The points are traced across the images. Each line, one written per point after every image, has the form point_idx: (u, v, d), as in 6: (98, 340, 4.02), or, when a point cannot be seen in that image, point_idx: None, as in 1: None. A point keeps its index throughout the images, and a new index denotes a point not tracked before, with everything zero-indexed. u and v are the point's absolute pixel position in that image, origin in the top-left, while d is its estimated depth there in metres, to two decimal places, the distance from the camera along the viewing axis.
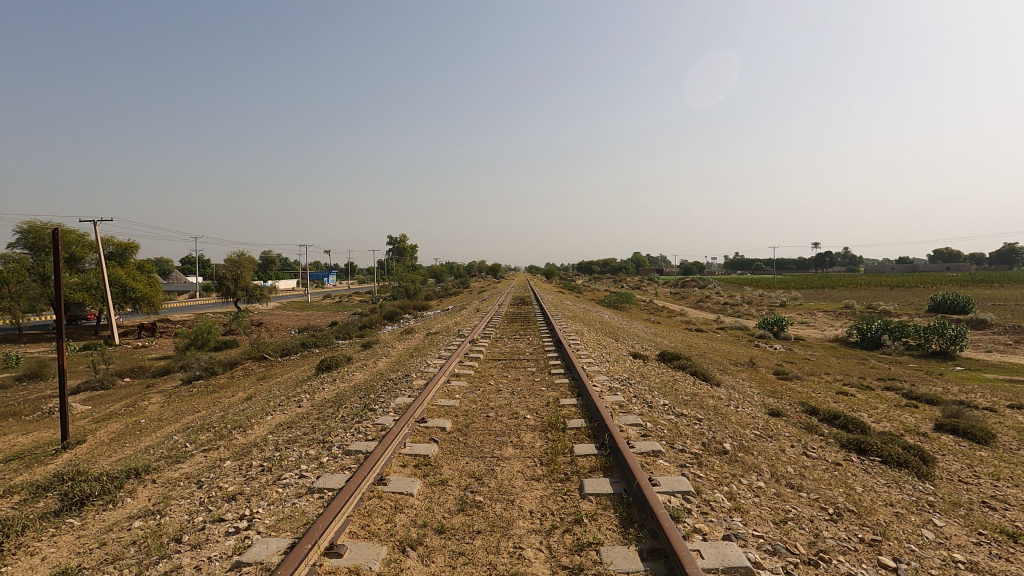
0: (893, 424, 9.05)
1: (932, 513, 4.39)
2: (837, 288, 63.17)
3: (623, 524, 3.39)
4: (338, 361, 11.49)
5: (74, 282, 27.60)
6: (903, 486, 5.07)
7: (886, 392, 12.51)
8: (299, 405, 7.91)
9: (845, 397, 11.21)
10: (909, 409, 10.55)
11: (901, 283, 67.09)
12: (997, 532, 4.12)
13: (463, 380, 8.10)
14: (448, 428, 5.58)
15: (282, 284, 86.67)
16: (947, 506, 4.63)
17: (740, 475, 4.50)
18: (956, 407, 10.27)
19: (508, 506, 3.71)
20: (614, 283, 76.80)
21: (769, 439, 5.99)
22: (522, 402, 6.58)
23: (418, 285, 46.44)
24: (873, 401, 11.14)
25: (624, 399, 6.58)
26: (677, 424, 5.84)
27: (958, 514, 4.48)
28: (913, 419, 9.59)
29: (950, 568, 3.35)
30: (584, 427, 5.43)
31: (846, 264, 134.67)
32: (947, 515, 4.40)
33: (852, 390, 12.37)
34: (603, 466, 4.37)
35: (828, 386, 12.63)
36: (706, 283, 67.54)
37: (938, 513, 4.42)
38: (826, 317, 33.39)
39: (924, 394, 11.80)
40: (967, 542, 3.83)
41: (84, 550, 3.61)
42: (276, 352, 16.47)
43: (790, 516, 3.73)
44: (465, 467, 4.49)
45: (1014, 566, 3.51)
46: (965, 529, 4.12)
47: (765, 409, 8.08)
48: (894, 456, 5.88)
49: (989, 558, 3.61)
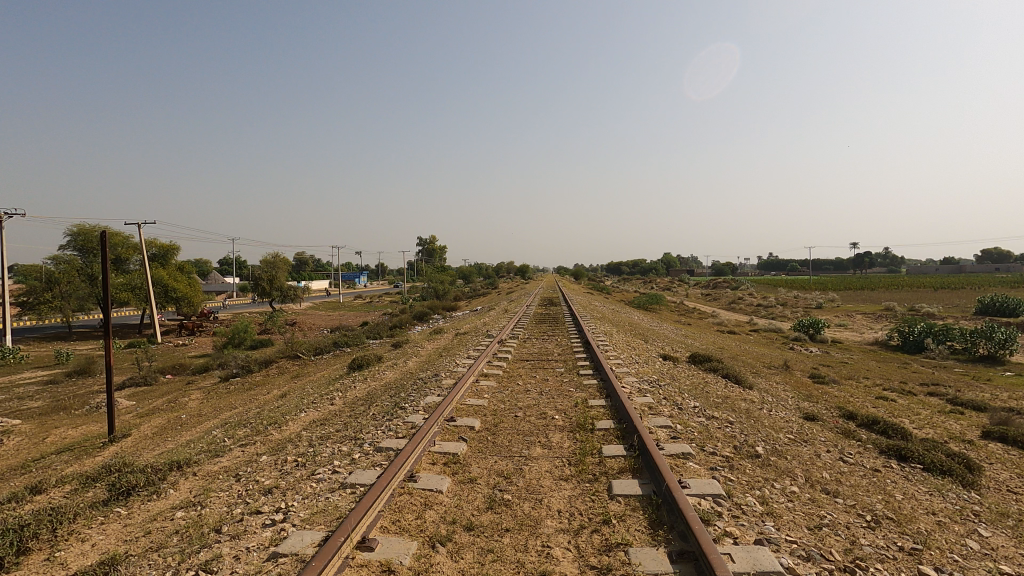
0: (936, 431, 8.73)
1: (978, 523, 4.22)
2: (878, 289, 62.13)
3: (652, 526, 3.36)
4: (369, 360, 11.68)
5: (120, 281, 28.87)
6: (946, 495, 4.89)
7: (930, 397, 12.05)
8: (332, 403, 8.08)
9: (885, 402, 10.83)
10: (955, 415, 10.15)
11: (944, 284, 64.97)
12: None
13: (492, 380, 8.14)
14: (477, 428, 5.62)
15: (315, 284, 88.64)
16: (994, 517, 4.45)
17: (774, 479, 4.41)
18: (1005, 414, 9.84)
19: (537, 506, 3.72)
20: (645, 283, 76.17)
21: (804, 443, 5.84)
22: (550, 403, 6.58)
23: (447, 286, 46.87)
24: (916, 406, 10.76)
25: (653, 401, 6.51)
26: (709, 427, 5.75)
27: (1006, 525, 4.29)
28: (958, 426, 9.22)
29: None
30: (612, 428, 5.41)
31: (886, 266, 130.27)
32: (993, 526, 4.23)
33: (893, 395, 11.94)
34: (632, 467, 4.34)
35: (866, 390, 12.23)
36: (739, 284, 66.35)
37: (984, 523, 4.25)
38: (865, 319, 32.34)
39: (970, 400, 11.32)
40: (1015, 554, 3.68)
41: (131, 538, 3.77)
42: (309, 352, 16.82)
43: (825, 522, 3.64)
44: (494, 466, 4.51)
45: None
46: (1012, 540, 3.97)
47: (800, 414, 7.90)
48: (938, 463, 5.65)
49: None
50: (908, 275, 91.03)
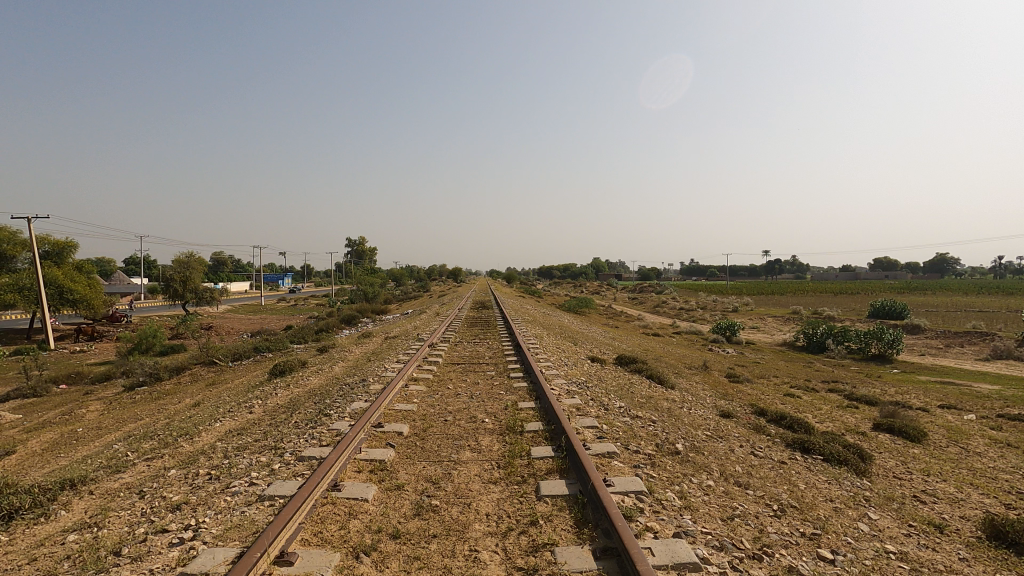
0: (835, 424, 9.52)
1: (868, 507, 4.64)
2: (787, 293, 67.20)
3: (578, 524, 3.44)
4: (292, 365, 11.17)
5: (4, 281, 25.97)
6: (841, 482, 5.33)
7: (830, 393, 13.13)
8: (251, 411, 7.65)
9: (791, 399, 11.67)
10: (851, 410, 11.12)
11: (842, 290, 71.14)
12: (925, 525, 4.41)
13: (422, 384, 8.02)
14: (405, 433, 5.51)
15: (234, 286, 83.82)
16: (881, 501, 4.91)
17: (691, 474, 4.63)
18: (893, 408, 10.90)
19: (465, 510, 3.71)
20: (576, 287, 77.87)
21: (719, 439, 6.18)
22: (480, 406, 6.57)
23: (377, 288, 45.77)
24: (818, 402, 11.69)
25: (581, 402, 6.66)
26: (633, 426, 5.95)
27: (891, 508, 4.76)
28: (853, 419, 10.10)
29: (882, 559, 3.55)
30: (541, 430, 5.48)
31: (794, 272, 140.71)
32: (881, 509, 4.67)
33: (798, 392, 12.89)
34: (559, 468, 4.42)
35: (776, 388, 13.13)
36: (663, 289, 69.46)
37: (873, 507, 4.68)
38: (775, 322, 34.73)
39: (864, 395, 12.44)
40: (898, 534, 4.08)
41: (12, 566, 3.39)
42: (226, 358, 15.88)
43: (737, 513, 3.87)
44: (422, 471, 4.44)
45: (937, 556, 3.79)
46: (896, 522, 4.39)
47: (717, 411, 8.37)
48: (835, 454, 6.17)
49: (917, 548, 3.85)
50: (812, 282, 98.84)
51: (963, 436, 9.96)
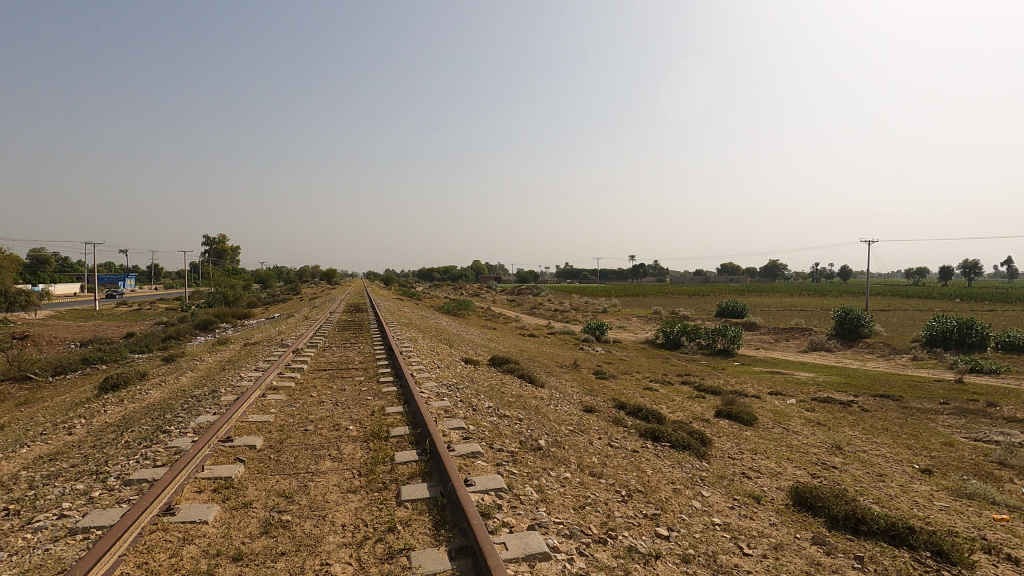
0: (684, 413, 10.55)
1: (702, 486, 5.20)
2: (649, 295, 73.26)
3: (436, 526, 3.44)
4: (129, 378, 9.87)
5: None
6: (683, 465, 5.92)
7: (682, 386, 14.53)
8: (70, 432, 6.62)
9: (649, 392, 12.72)
10: (698, 399, 12.40)
11: (695, 292, 79.12)
12: (746, 499, 5.04)
13: (282, 393, 7.51)
14: (258, 446, 5.12)
15: (59, 288, 72.15)
16: (714, 479, 5.54)
17: (550, 468, 4.85)
18: (731, 396, 12.33)
19: (318, 523, 3.53)
20: (456, 290, 78.02)
21: (580, 433, 6.55)
22: (345, 413, 6.32)
23: (240, 291, 42.14)
24: (671, 394, 12.86)
25: (449, 404, 6.67)
26: (499, 425, 6.09)
27: (721, 485, 5.38)
28: (699, 408, 11.27)
29: (709, 531, 4.01)
30: (406, 434, 5.40)
31: (656, 275, 153.56)
32: (713, 487, 5.26)
33: (656, 385, 14.09)
34: (422, 471, 4.39)
35: (636, 383, 14.22)
36: (540, 291, 72.15)
37: (707, 485, 5.26)
38: (639, 322, 37.64)
39: (709, 386, 13.94)
40: (724, 508, 4.63)
41: None
42: (43, 372, 13.59)
43: (588, 501, 4.12)
44: (274, 486, 4.16)
45: (752, 524, 4.36)
46: (724, 497, 4.98)
47: (581, 406, 8.86)
48: (680, 440, 6.82)
49: (738, 520, 4.40)
50: (672, 285, 108.80)
51: (785, 418, 11.56)
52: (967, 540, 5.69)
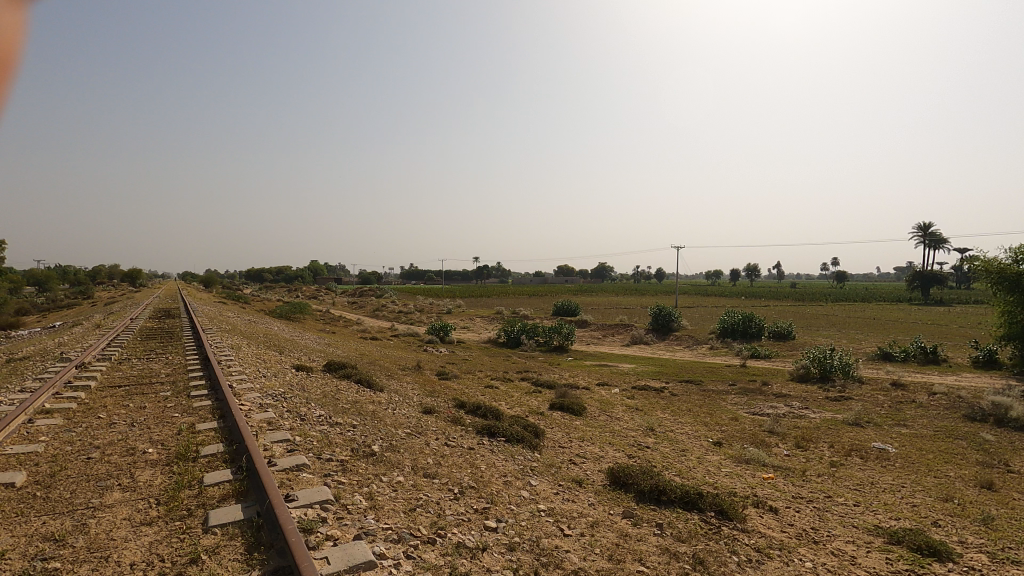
0: (522, 408, 11.08)
1: (532, 481, 5.48)
2: (492, 296, 75.66)
3: (250, 550, 3.15)
4: None
5: None
6: (515, 458, 6.24)
7: (521, 382, 15.24)
8: None
9: (490, 390, 13.12)
10: (535, 394, 13.12)
11: (535, 292, 83.54)
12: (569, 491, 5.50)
13: (57, 416, 6.26)
14: (19, 484, 4.20)
15: None
16: (544, 474, 5.94)
17: (383, 473, 4.74)
18: (564, 389, 13.29)
19: (100, 566, 3.01)
20: (291, 292, 72.49)
21: (416, 436, 6.46)
22: (142, 435, 5.48)
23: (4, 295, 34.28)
24: (510, 390, 13.42)
25: (274, 416, 6.14)
26: (329, 434, 5.78)
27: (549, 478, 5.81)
28: (535, 402, 11.94)
29: (533, 518, 4.27)
30: (220, 452, 4.86)
31: (498, 276, 158.97)
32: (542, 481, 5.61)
33: (497, 383, 14.58)
34: (237, 491, 3.98)
35: (478, 381, 14.56)
36: (384, 292, 70.19)
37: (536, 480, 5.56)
38: (482, 322, 38.58)
39: (545, 381, 14.84)
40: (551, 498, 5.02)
41: None
42: None
43: (420, 502, 4.11)
44: (40, 529, 3.45)
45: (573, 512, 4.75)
46: (550, 488, 5.36)
47: (421, 408, 8.82)
48: (514, 434, 7.15)
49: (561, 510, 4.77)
50: (514, 287, 113.33)
51: (609, 406, 12.77)
52: (743, 498, 6.85)
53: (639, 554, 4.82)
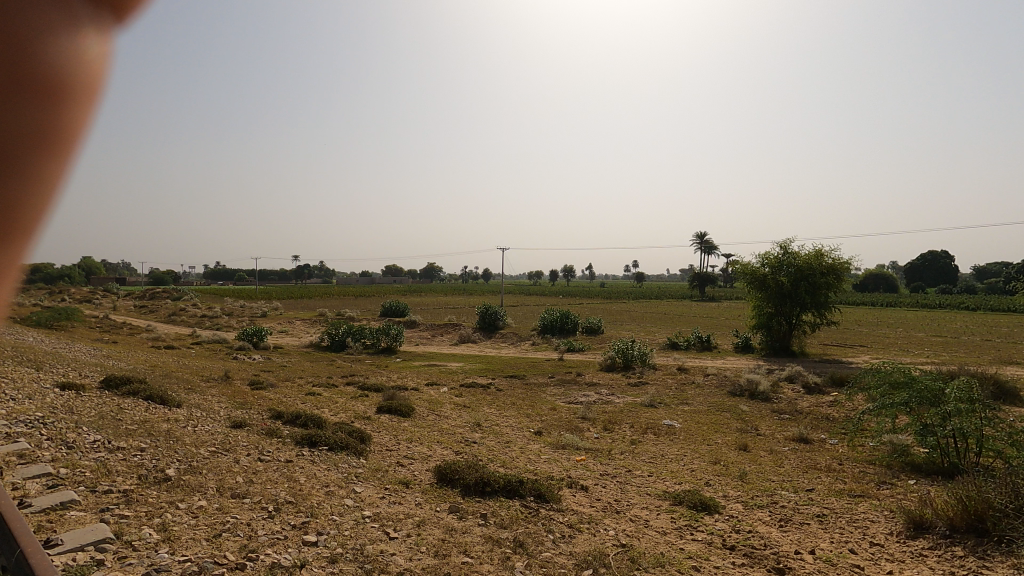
0: (347, 414, 10.64)
1: (357, 507, 5.73)
2: (315, 296, 71.04)
3: None
4: None
5: None
6: (339, 466, 6.86)
7: (347, 387, 14.59)
8: None
9: (311, 397, 12.33)
10: (361, 398, 12.71)
11: (362, 292, 80.47)
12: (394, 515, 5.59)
13: None
14: None
15: None
16: (370, 498, 6.03)
17: None
18: (392, 392, 13.10)
19: None
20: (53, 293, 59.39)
21: (223, 454, 6.51)
22: None
23: None
24: (335, 396, 12.78)
25: (29, 445, 5.23)
26: (108, 461, 5.38)
27: (374, 501, 5.95)
28: (362, 407, 11.57)
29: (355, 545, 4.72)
30: None
31: (321, 275, 149.70)
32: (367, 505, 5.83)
33: (320, 389, 13.75)
34: None
35: (298, 388, 13.58)
36: (182, 292, 61.41)
37: (361, 505, 5.80)
38: (303, 325, 35.94)
39: (372, 384, 14.44)
40: (375, 530, 5.21)
41: None
42: None
43: (226, 527, 4.60)
44: None
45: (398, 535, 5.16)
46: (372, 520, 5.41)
47: (228, 423, 7.98)
48: (338, 442, 7.51)
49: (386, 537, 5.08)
50: (338, 287, 107.57)
51: (438, 405, 12.91)
52: (559, 480, 7.47)
53: (463, 546, 5.13)
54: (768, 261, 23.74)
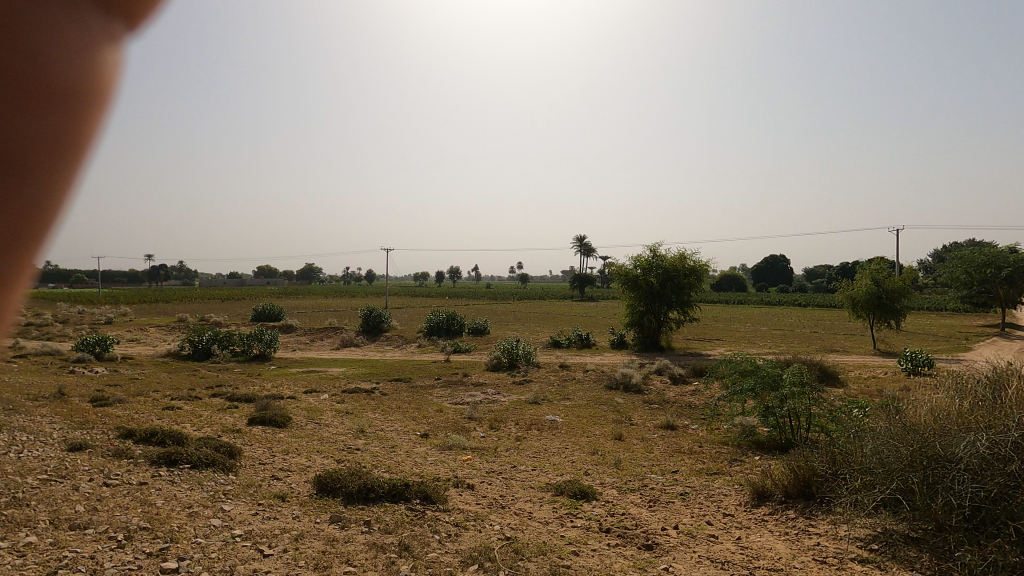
0: (212, 428, 9.75)
1: (225, 524, 5.34)
2: (173, 300, 63.92)
3: None
4: None
5: None
6: (204, 485, 6.26)
7: (212, 399, 13.33)
8: None
9: (169, 412, 11.10)
10: (229, 410, 11.70)
11: (229, 295, 73.90)
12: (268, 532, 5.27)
13: None
14: None
15: None
16: (240, 515, 5.61)
17: None
18: (265, 402, 12.22)
19: None
20: None
21: (60, 481, 5.78)
22: None
23: None
24: (198, 409, 11.63)
25: None
26: None
27: (245, 518, 5.55)
28: (230, 419, 10.66)
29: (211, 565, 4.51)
30: None
31: (181, 277, 135.22)
32: (235, 522, 5.43)
33: (179, 403, 12.43)
34: None
35: (153, 403, 12.15)
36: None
37: (228, 522, 5.40)
38: (158, 332, 32.17)
39: (242, 395, 13.34)
40: (244, 549, 4.87)
41: None
42: None
43: (64, 563, 4.22)
44: None
45: (271, 551, 4.88)
46: (240, 539, 5.06)
47: (63, 446, 6.95)
48: (202, 458, 6.87)
49: (258, 555, 4.78)
50: (201, 290, 97.82)
51: (317, 413, 12.26)
52: (445, 481, 7.48)
53: (345, 555, 4.97)
54: (639, 263, 25.59)
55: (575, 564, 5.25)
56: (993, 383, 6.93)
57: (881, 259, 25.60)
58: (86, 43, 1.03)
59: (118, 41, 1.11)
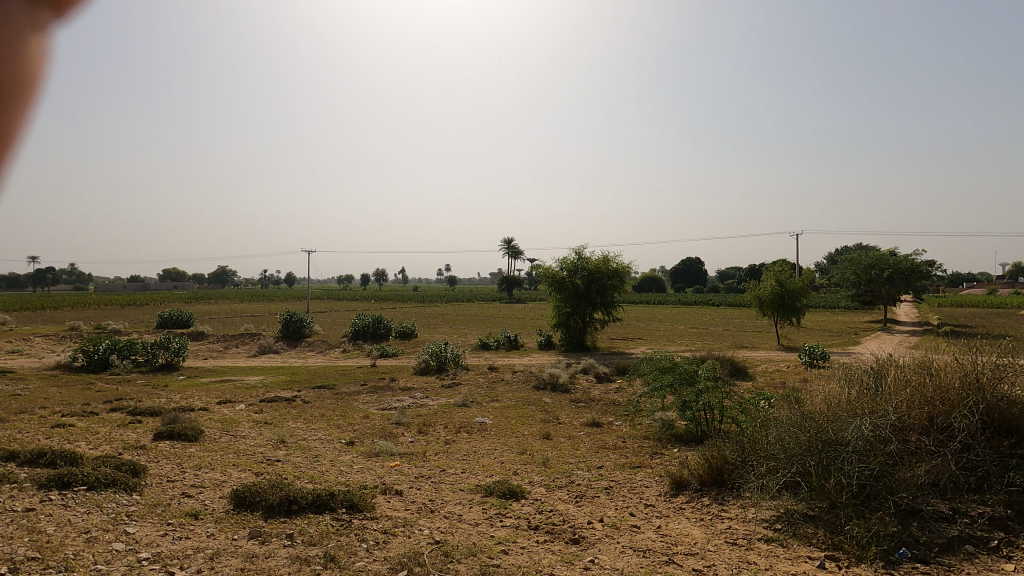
0: (112, 445, 8.97)
1: (130, 547, 4.95)
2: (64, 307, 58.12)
3: None
4: None
5: None
6: (104, 507, 5.76)
7: (111, 413, 12.25)
8: None
9: (61, 429, 10.10)
10: (132, 426, 10.81)
11: (131, 300, 68.34)
12: (180, 553, 4.95)
13: None
14: None
15: None
16: (147, 536, 5.22)
17: None
18: (173, 414, 11.39)
19: None
20: None
21: None
22: None
23: None
24: (95, 426, 10.63)
25: None
26: None
27: (152, 539, 5.18)
28: (133, 435, 9.85)
29: None
30: None
31: (73, 280, 123.12)
32: (141, 544, 5.05)
33: (72, 419, 11.32)
34: None
35: (42, 421, 10.99)
36: None
37: (134, 545, 5.01)
38: (45, 342, 29.10)
39: (147, 408, 12.37)
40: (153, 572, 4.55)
41: None
42: None
43: None
44: None
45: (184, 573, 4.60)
46: (148, 562, 4.71)
47: None
48: (102, 478, 6.32)
49: None
50: (97, 294, 89.64)
51: (233, 424, 11.59)
52: (372, 488, 7.32)
53: (266, 571, 4.75)
54: (565, 265, 26.21)
55: (504, 563, 5.32)
56: (875, 372, 7.73)
57: (784, 261, 27.78)
58: (7, 31, 0.98)
59: (44, 30, 1.06)
